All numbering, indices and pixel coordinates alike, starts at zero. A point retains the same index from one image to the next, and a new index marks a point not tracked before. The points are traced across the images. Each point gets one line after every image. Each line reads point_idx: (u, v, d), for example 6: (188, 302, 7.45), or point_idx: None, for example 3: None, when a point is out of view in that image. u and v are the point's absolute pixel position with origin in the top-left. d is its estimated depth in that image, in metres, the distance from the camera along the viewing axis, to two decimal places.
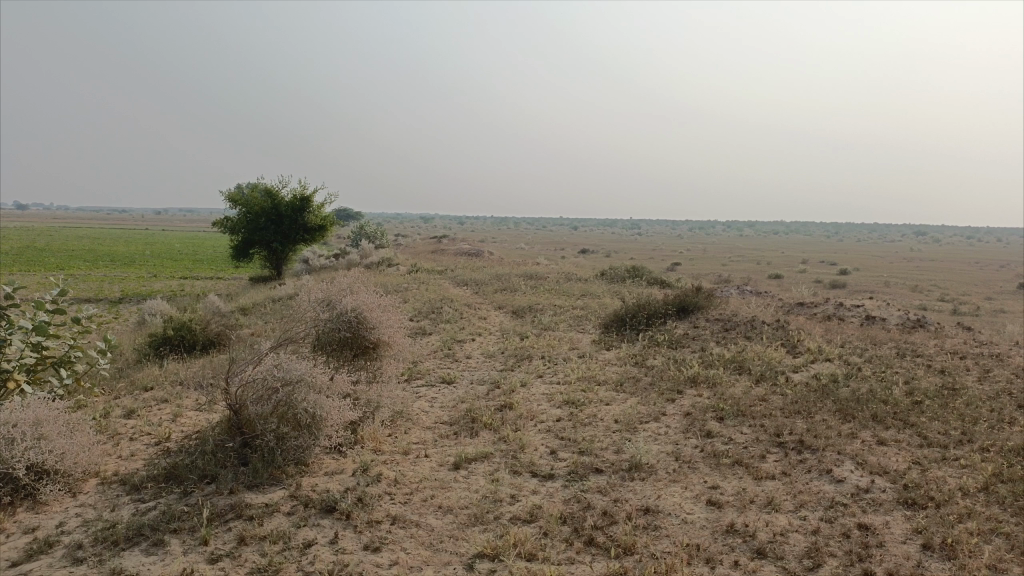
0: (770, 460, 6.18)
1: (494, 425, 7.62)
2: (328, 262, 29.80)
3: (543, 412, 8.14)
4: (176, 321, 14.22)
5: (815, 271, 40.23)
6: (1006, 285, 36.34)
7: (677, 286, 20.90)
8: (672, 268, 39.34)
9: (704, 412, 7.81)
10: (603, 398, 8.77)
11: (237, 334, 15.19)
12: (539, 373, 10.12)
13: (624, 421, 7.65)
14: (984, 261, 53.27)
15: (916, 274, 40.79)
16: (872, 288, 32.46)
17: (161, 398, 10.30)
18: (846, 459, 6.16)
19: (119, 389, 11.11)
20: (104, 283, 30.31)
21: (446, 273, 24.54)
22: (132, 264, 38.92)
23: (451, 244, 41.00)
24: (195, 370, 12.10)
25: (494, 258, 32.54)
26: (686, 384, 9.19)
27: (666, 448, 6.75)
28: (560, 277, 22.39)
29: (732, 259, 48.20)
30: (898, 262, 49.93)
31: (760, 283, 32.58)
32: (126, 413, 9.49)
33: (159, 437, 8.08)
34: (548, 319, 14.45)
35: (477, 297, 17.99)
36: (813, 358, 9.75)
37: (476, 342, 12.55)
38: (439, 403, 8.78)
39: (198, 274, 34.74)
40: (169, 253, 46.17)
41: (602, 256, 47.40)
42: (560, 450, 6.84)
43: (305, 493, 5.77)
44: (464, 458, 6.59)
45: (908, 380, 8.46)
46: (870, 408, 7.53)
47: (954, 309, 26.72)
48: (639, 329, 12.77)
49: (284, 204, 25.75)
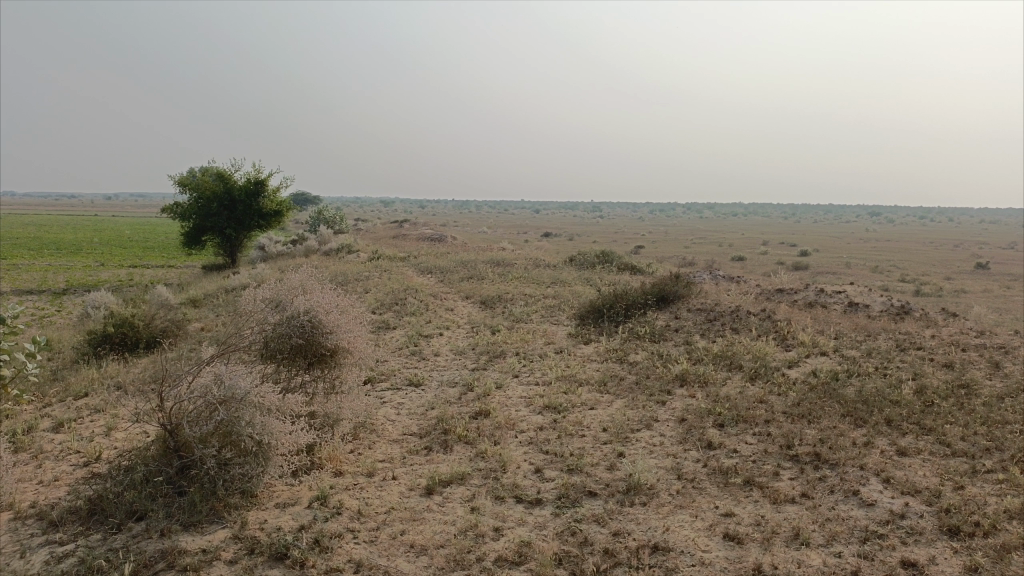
0: (785, 478, 5.48)
1: (470, 437, 6.80)
2: (285, 249, 28.62)
3: (523, 420, 7.35)
4: (117, 317, 13.11)
5: (776, 252, 40.09)
6: (964, 265, 36.59)
7: (650, 272, 20.21)
8: (636, 251, 38.78)
9: (701, 418, 7.09)
10: (587, 401, 8.00)
11: (185, 330, 14.10)
12: (513, 372, 9.33)
13: (613, 430, 6.88)
14: (938, 240, 53.75)
15: (876, 254, 40.98)
16: (835, 270, 32.32)
17: (96, 407, 9.27)
18: (870, 476, 5.47)
19: (50, 396, 10.06)
20: (47, 273, 28.74)
21: (408, 259, 23.59)
22: (79, 252, 37.16)
23: (412, 229, 39.60)
24: (137, 372, 11.06)
25: (456, 243, 31.64)
26: (675, 383, 8.47)
27: (664, 463, 5.99)
28: (528, 263, 21.57)
29: (694, 242, 47.75)
30: (858, 242, 50.05)
31: (726, 265, 32.22)
32: (54, 426, 8.48)
33: (87, 457, 7.14)
34: (519, 310, 13.64)
35: (442, 287, 17.10)
36: (808, 352, 9.12)
37: (444, 337, 11.71)
38: (405, 411, 7.92)
39: (148, 262, 33.21)
40: (118, 241, 44.32)
41: (564, 239, 46.71)
42: (545, 467, 6.05)
43: (251, 533, 4.91)
44: (437, 481, 5.77)
45: (915, 378, 7.85)
46: (882, 410, 6.90)
47: (917, 290, 26.56)
48: (617, 321, 12.04)
49: (237, 188, 24.49)
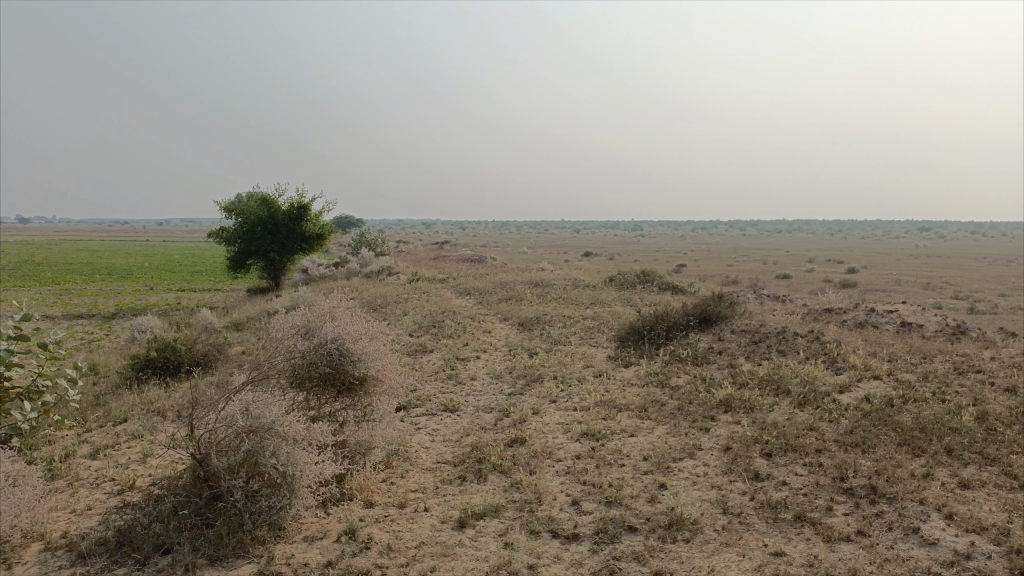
0: (839, 513, 5.15)
1: (505, 466, 6.58)
2: (328, 272, 28.90)
3: (560, 448, 7.11)
4: (160, 341, 13.22)
5: (823, 270, 39.19)
6: (1020, 280, 35.27)
7: (692, 292, 19.84)
8: (678, 270, 38.31)
9: (747, 446, 6.77)
10: (626, 427, 7.72)
11: (225, 353, 14.17)
12: (550, 397, 9.09)
13: (654, 459, 6.60)
14: (990, 256, 52.02)
15: (927, 271, 39.85)
16: (884, 288, 31.45)
17: (134, 433, 9.27)
18: (931, 512, 5.10)
19: (91, 421, 10.13)
20: (98, 297, 29.40)
21: (447, 281, 23.59)
22: (129, 276, 38.01)
23: (452, 251, 39.64)
24: (177, 397, 11.10)
25: (496, 263, 31.57)
26: (719, 409, 8.15)
27: (708, 496, 5.70)
28: (567, 284, 21.36)
29: (736, 260, 47.07)
30: (907, 259, 48.82)
31: (770, 284, 31.61)
32: (91, 453, 8.49)
33: (122, 485, 7.11)
34: (558, 332, 13.43)
35: (481, 308, 16.97)
36: (860, 375, 8.72)
37: (481, 360, 11.54)
38: (440, 438, 7.75)
39: (195, 286, 33.76)
40: (167, 265, 45.38)
41: (605, 259, 46.40)
42: (583, 499, 5.80)
43: (277, 569, 4.77)
44: (470, 514, 5.56)
45: (976, 403, 7.41)
46: (942, 439, 6.50)
47: (971, 307, 25.64)
48: (658, 343, 11.75)
49: (280, 212, 24.78)
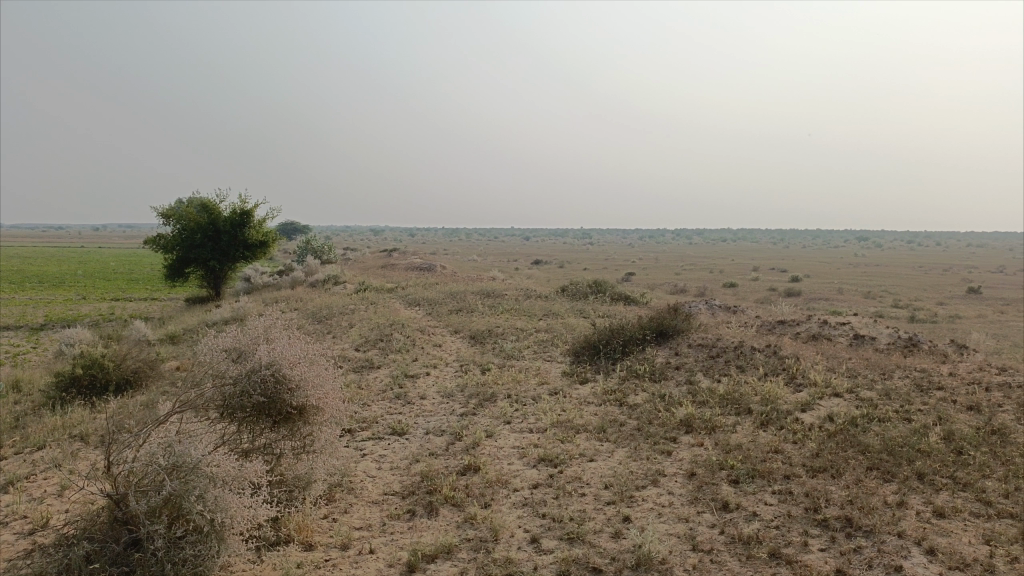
0: (815, 550, 4.85)
1: (457, 498, 6.12)
2: (271, 280, 28.00)
3: (516, 476, 6.68)
4: (86, 357, 12.38)
5: (767, 279, 39.68)
6: (955, 289, 36.22)
7: (644, 302, 19.65)
8: (627, 279, 38.32)
9: (712, 471, 6.45)
10: (585, 451, 7.33)
11: (159, 369, 13.36)
12: (504, 418, 8.65)
13: (616, 488, 6.22)
14: (925, 264, 53.47)
15: (867, 279, 40.70)
16: (827, 296, 31.91)
17: (54, 459, 8.52)
18: (911, 546, 4.83)
19: (6, 448, 9.30)
20: (27, 307, 27.93)
21: (395, 291, 23.00)
22: (61, 285, 36.31)
23: (401, 259, 38.89)
24: (104, 419, 10.32)
25: (445, 272, 31.01)
26: (680, 430, 7.82)
27: (676, 530, 5.33)
28: (518, 294, 20.97)
29: (684, 268, 47.40)
30: (847, 267, 49.83)
31: (718, 293, 31.81)
32: (3, 485, 7.74)
33: (34, 524, 6.44)
34: (510, 345, 13.00)
35: (431, 320, 16.43)
36: (821, 393, 8.50)
37: (430, 376, 11.05)
38: (387, 465, 7.25)
39: (131, 296, 32.39)
40: (103, 272, 43.64)
41: (555, 268, 46.27)
42: (543, 535, 5.39)
43: None
44: (420, 556, 5.09)
45: (941, 423, 7.24)
46: (912, 462, 6.27)
47: (912, 315, 26.09)
48: (614, 358, 11.42)
49: (221, 219, 23.86)
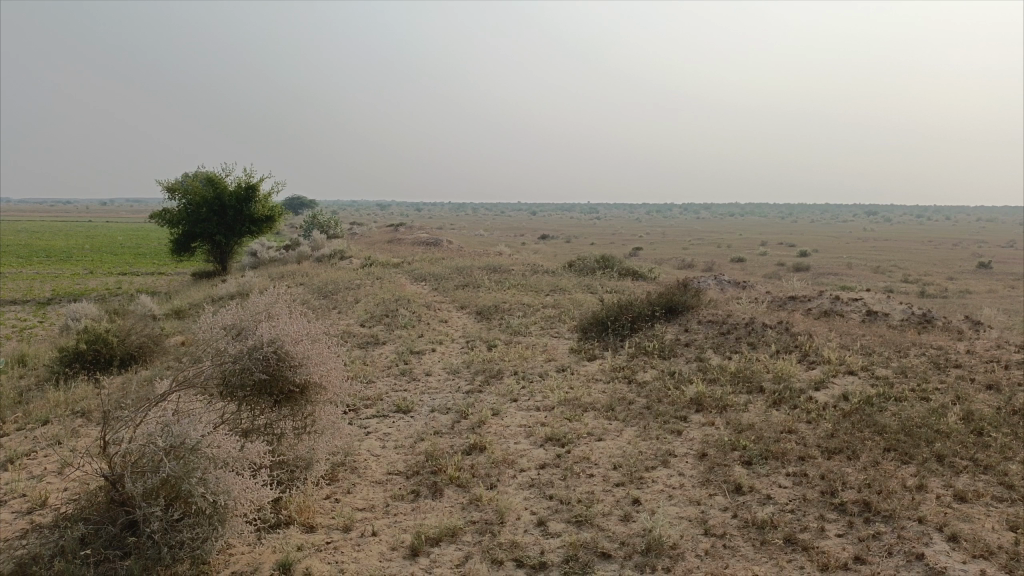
0: (832, 535, 4.69)
1: (462, 479, 5.97)
2: (278, 255, 27.84)
3: (523, 456, 6.53)
4: (90, 332, 12.25)
5: (776, 253, 39.24)
6: (966, 264, 35.76)
7: (652, 278, 19.41)
8: (634, 254, 38.08)
9: (724, 452, 6.27)
10: (593, 430, 7.17)
11: (163, 344, 13.24)
12: (511, 396, 8.49)
13: (625, 469, 6.06)
14: (935, 239, 52.84)
15: (876, 254, 40.30)
16: (836, 271, 31.57)
17: (55, 435, 8.40)
18: (932, 532, 4.67)
19: (9, 424, 9.20)
20: (34, 282, 27.87)
21: (402, 266, 22.82)
22: (68, 259, 36.24)
23: (406, 233, 38.62)
24: (108, 395, 10.20)
25: (452, 247, 30.79)
26: (690, 408, 7.65)
27: (688, 513, 5.18)
28: (525, 269, 20.74)
29: (691, 243, 47.00)
30: (856, 242, 49.33)
31: (727, 268, 31.50)
32: (4, 462, 7.63)
33: (32, 502, 6.32)
34: (517, 321, 12.81)
35: (437, 296, 16.25)
36: (835, 371, 8.31)
37: (436, 353, 10.88)
38: (392, 444, 7.11)
39: (138, 270, 32.28)
40: (110, 247, 43.54)
41: (562, 242, 45.89)
42: (550, 518, 5.24)
43: None
44: (425, 539, 4.96)
45: (959, 402, 7.06)
46: (931, 443, 6.09)
47: (922, 291, 25.78)
48: (622, 334, 11.24)
49: (226, 193, 23.66)
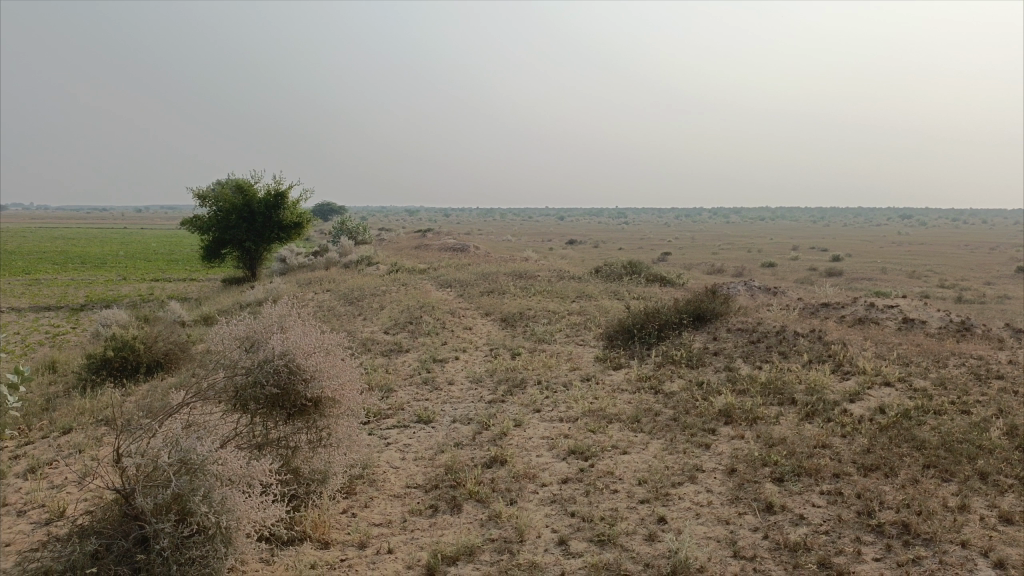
0: (869, 559, 4.45)
1: (482, 494, 5.81)
2: (306, 261, 27.95)
3: (545, 470, 6.35)
4: (117, 339, 12.30)
5: (807, 258, 38.60)
6: (1005, 268, 34.86)
7: (680, 284, 19.11)
8: (662, 259, 37.71)
9: (754, 467, 6.04)
10: (618, 442, 6.97)
11: (189, 351, 13.25)
12: (534, 406, 8.31)
13: (651, 485, 5.85)
14: (972, 243, 51.65)
15: (911, 258, 39.48)
16: (870, 276, 30.91)
17: (78, 444, 8.37)
18: (977, 558, 4.41)
19: (34, 432, 9.21)
20: (68, 288, 28.27)
21: (427, 272, 22.77)
22: (102, 265, 36.75)
23: (434, 239, 38.68)
24: (132, 403, 10.18)
25: (479, 253, 30.71)
26: (719, 420, 7.41)
27: (715, 533, 4.96)
28: (551, 275, 20.56)
29: (721, 247, 46.43)
30: (890, 246, 48.39)
31: (757, 273, 31.04)
32: (26, 471, 7.61)
33: (50, 513, 6.27)
34: (542, 329, 12.61)
35: (462, 302, 16.12)
36: (870, 381, 8.01)
37: (460, 361, 10.74)
38: (412, 455, 6.96)
39: (169, 276, 32.61)
40: (143, 253, 44.15)
41: (590, 247, 45.60)
42: (572, 537, 5.05)
43: None
44: (442, 557, 4.80)
45: (1002, 416, 6.74)
46: (973, 460, 5.80)
47: (960, 296, 25.15)
48: (648, 343, 11.01)
49: (255, 200, 23.79)
